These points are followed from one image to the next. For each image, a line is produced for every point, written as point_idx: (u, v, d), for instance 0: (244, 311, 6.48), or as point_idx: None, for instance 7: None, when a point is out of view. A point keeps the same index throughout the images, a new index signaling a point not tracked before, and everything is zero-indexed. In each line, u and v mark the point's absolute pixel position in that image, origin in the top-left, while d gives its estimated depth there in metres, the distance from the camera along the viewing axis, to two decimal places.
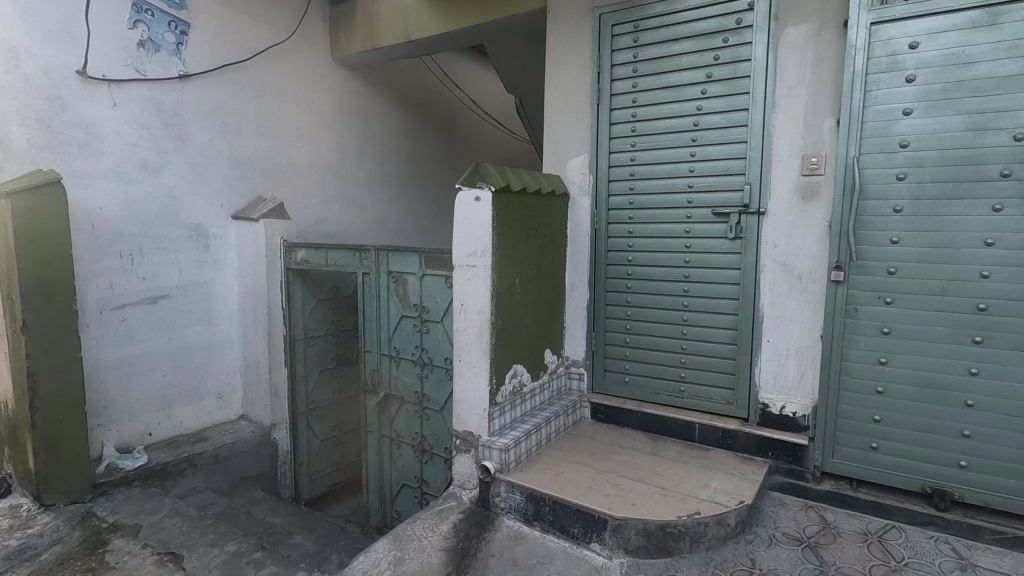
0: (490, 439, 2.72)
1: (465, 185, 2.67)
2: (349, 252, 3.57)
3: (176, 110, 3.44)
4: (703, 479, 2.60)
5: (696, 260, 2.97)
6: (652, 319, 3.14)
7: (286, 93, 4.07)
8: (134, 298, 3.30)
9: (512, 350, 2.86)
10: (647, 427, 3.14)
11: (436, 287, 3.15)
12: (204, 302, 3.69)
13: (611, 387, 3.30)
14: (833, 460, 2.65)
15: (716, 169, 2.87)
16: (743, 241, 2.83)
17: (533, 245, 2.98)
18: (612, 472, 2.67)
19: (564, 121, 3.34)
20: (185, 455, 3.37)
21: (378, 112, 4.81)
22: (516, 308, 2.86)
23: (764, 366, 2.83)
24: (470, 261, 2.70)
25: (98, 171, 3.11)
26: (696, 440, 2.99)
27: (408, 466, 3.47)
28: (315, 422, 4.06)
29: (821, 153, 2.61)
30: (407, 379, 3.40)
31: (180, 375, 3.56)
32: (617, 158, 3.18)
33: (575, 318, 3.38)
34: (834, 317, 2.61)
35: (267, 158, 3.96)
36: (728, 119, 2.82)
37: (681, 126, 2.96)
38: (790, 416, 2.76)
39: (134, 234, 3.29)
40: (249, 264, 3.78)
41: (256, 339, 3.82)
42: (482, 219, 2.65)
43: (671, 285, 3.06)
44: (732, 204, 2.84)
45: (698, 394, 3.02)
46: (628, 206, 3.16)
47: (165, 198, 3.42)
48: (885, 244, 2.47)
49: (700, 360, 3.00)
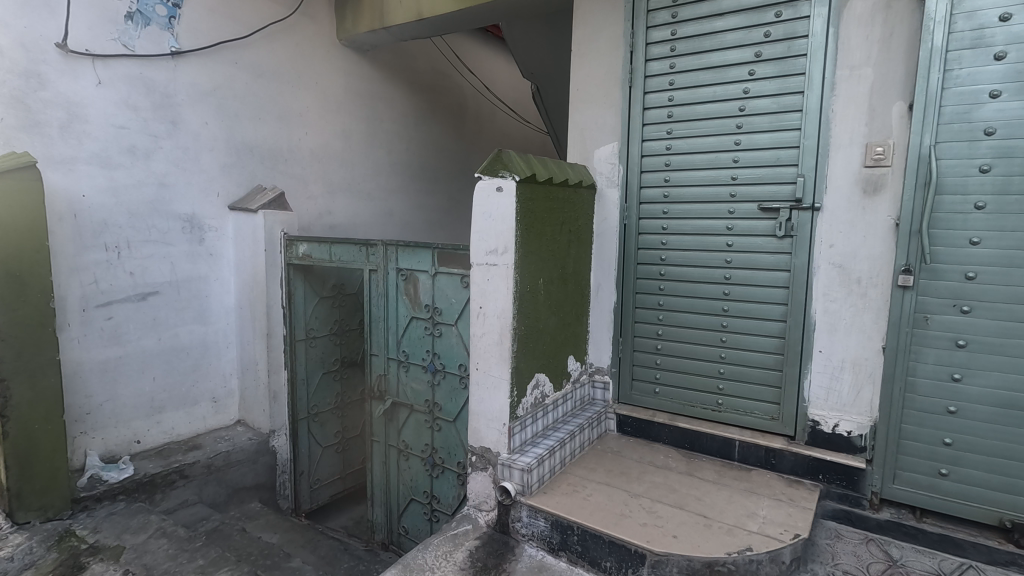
0: (510, 458, 2.45)
1: (486, 174, 2.40)
2: (354, 246, 3.30)
3: (168, 90, 3.16)
4: (750, 506, 2.32)
5: (739, 260, 2.68)
6: (687, 325, 2.86)
7: (289, 75, 3.79)
8: (122, 294, 3.04)
9: (535, 358, 2.58)
10: (679, 443, 2.86)
11: (450, 287, 2.87)
12: (197, 300, 3.42)
13: (639, 398, 3.02)
14: (893, 485, 2.37)
15: (763, 159, 2.58)
16: (793, 240, 2.54)
17: (558, 241, 2.70)
18: (646, 496, 2.39)
19: (592, 106, 3.05)
20: (176, 465, 3.10)
21: (386, 97, 4.52)
22: (539, 311, 2.58)
23: (814, 379, 2.55)
24: (489, 259, 2.43)
25: (81, 156, 2.83)
26: (735, 459, 2.72)
27: (416, 479, 3.19)
28: (317, 429, 3.80)
29: (888, 141, 2.31)
30: (417, 386, 3.12)
31: (171, 378, 3.29)
32: (651, 146, 2.89)
33: (600, 322, 3.09)
34: (899, 327, 2.32)
35: (267, 144, 3.68)
36: (779, 103, 2.52)
37: (726, 111, 2.66)
38: (844, 436, 2.48)
39: (121, 225, 3.02)
40: (247, 258, 3.51)
41: (254, 340, 3.55)
42: (504, 211, 2.36)
43: (710, 288, 2.78)
44: (782, 199, 2.55)
45: (739, 408, 2.74)
46: (662, 199, 2.88)
47: (155, 186, 3.14)
48: (963, 245, 2.18)
49: (741, 371, 2.72)
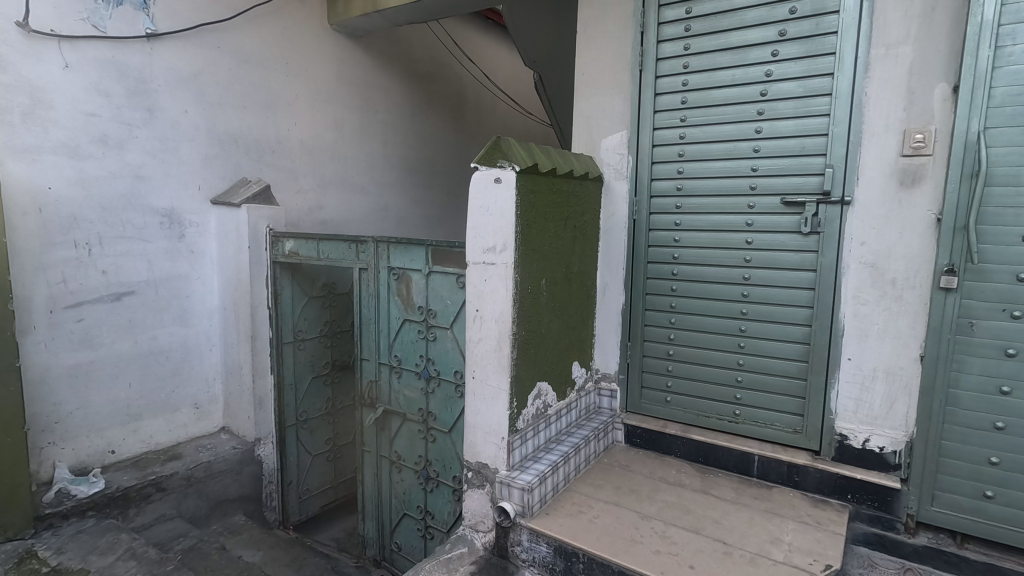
0: (509, 475, 2.23)
1: (483, 164, 2.18)
2: (343, 243, 3.09)
3: (143, 74, 2.94)
4: (773, 531, 2.10)
5: (759, 259, 2.46)
6: (702, 329, 2.64)
7: (276, 61, 3.57)
8: (93, 294, 2.83)
9: (536, 366, 2.37)
10: (693, 456, 2.65)
11: (445, 287, 2.65)
12: (177, 300, 3.21)
13: (649, 407, 2.81)
14: (932, 508, 2.15)
15: (787, 148, 2.36)
16: (820, 237, 2.32)
17: (561, 238, 2.48)
18: (659, 519, 2.18)
19: (599, 92, 2.82)
20: (152, 477, 2.90)
21: (382, 87, 4.30)
22: (541, 315, 2.36)
23: (842, 389, 2.33)
24: (486, 258, 2.21)
25: (46, 145, 2.62)
26: (754, 475, 2.50)
27: (410, 493, 2.98)
28: (306, 436, 3.60)
29: (929, 127, 2.08)
30: (410, 394, 2.91)
31: (149, 384, 3.09)
32: (663, 135, 2.66)
33: (607, 325, 2.88)
34: (940, 334, 2.10)
35: (253, 135, 3.47)
36: (805, 86, 2.30)
37: (746, 96, 2.44)
38: (876, 451, 2.27)
39: (91, 220, 2.80)
40: (231, 256, 3.30)
41: (238, 342, 3.34)
42: (503, 205, 2.14)
43: (728, 289, 2.55)
44: (808, 192, 2.33)
45: (759, 420, 2.53)
46: (675, 192, 2.66)
47: (130, 178, 2.93)
48: (1014, 243, 1.95)
49: (761, 379, 2.51)
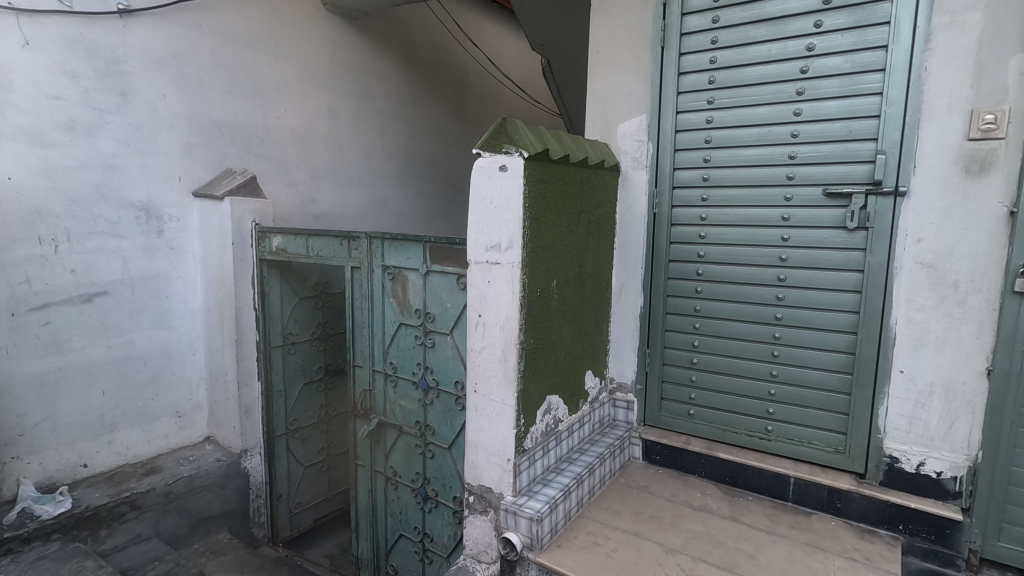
0: (515, 502, 1.98)
1: (487, 149, 1.91)
2: (334, 239, 2.84)
3: (115, 54, 2.69)
4: (817, 569, 1.84)
5: (797, 257, 2.19)
6: (730, 335, 2.38)
7: (265, 43, 3.32)
8: (61, 295, 2.60)
9: (545, 378, 2.11)
10: (719, 477, 2.39)
11: (444, 289, 2.39)
12: (157, 300, 2.97)
13: (669, 420, 2.55)
14: (999, 543, 1.88)
15: (830, 133, 2.09)
16: (869, 233, 2.04)
17: (574, 234, 2.21)
18: (685, 553, 1.92)
19: (616, 72, 2.55)
20: (126, 494, 2.67)
21: (380, 72, 4.04)
22: (551, 320, 2.11)
23: (892, 406, 2.06)
24: (490, 256, 1.95)
25: (5, 131, 2.38)
26: (789, 500, 2.23)
27: (406, 512, 2.73)
28: (297, 446, 3.36)
29: (1002, 106, 1.80)
30: (407, 406, 2.66)
31: (125, 391, 2.86)
32: (688, 119, 2.39)
33: (623, 330, 2.62)
34: (1012, 345, 1.82)
35: (239, 122, 3.21)
36: (852, 62, 2.03)
37: (783, 74, 2.16)
38: (931, 477, 2.00)
39: (58, 214, 2.56)
40: (214, 254, 3.05)
41: (222, 346, 3.11)
42: (509, 196, 1.88)
43: (760, 291, 2.28)
44: (855, 182, 2.06)
45: (794, 437, 2.26)
46: (701, 182, 2.38)
47: (101, 168, 2.69)
48: None
49: (797, 392, 2.24)
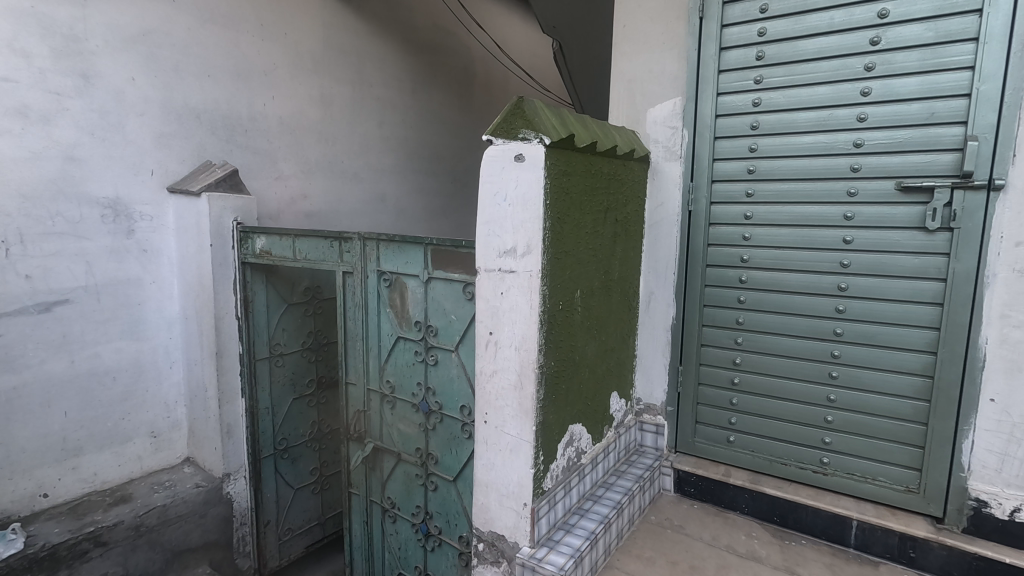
0: (533, 555, 1.66)
1: (500, 135, 1.60)
2: (323, 241, 2.52)
3: (75, 31, 2.38)
4: None
5: (862, 263, 1.87)
6: (779, 353, 2.05)
7: (249, 21, 2.99)
8: (14, 305, 2.30)
9: (567, 405, 1.80)
10: (765, 515, 2.07)
11: (448, 299, 2.07)
12: (128, 309, 2.66)
13: (706, 447, 2.23)
14: None
15: (907, 116, 1.76)
16: (954, 235, 1.71)
17: (600, 236, 1.89)
18: None
19: (645, 48, 2.22)
20: (90, 529, 2.38)
21: (378, 56, 3.72)
22: (574, 338, 1.79)
23: (980, 441, 1.73)
24: (503, 263, 1.64)
25: None
26: (851, 546, 1.91)
27: (405, 548, 2.44)
28: (286, 468, 3.07)
29: None
30: (406, 430, 2.35)
31: (92, 411, 2.56)
32: (731, 102, 2.06)
33: (653, 344, 2.30)
34: None
35: (220, 110, 2.89)
36: (937, 30, 1.69)
37: (849, 46, 1.83)
38: None
39: (9, 212, 2.26)
40: (192, 256, 2.75)
41: (202, 359, 2.81)
42: (526, 191, 1.56)
43: (815, 303, 1.96)
44: (937, 174, 1.73)
45: (855, 472, 1.95)
46: (746, 176, 2.05)
47: (60, 161, 2.38)
48: None
49: (860, 420, 1.92)
